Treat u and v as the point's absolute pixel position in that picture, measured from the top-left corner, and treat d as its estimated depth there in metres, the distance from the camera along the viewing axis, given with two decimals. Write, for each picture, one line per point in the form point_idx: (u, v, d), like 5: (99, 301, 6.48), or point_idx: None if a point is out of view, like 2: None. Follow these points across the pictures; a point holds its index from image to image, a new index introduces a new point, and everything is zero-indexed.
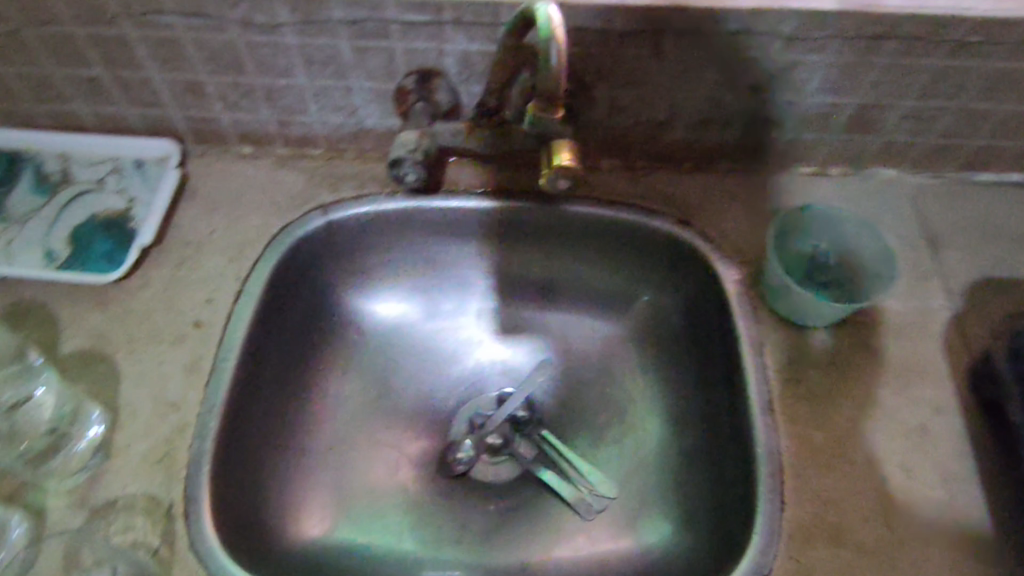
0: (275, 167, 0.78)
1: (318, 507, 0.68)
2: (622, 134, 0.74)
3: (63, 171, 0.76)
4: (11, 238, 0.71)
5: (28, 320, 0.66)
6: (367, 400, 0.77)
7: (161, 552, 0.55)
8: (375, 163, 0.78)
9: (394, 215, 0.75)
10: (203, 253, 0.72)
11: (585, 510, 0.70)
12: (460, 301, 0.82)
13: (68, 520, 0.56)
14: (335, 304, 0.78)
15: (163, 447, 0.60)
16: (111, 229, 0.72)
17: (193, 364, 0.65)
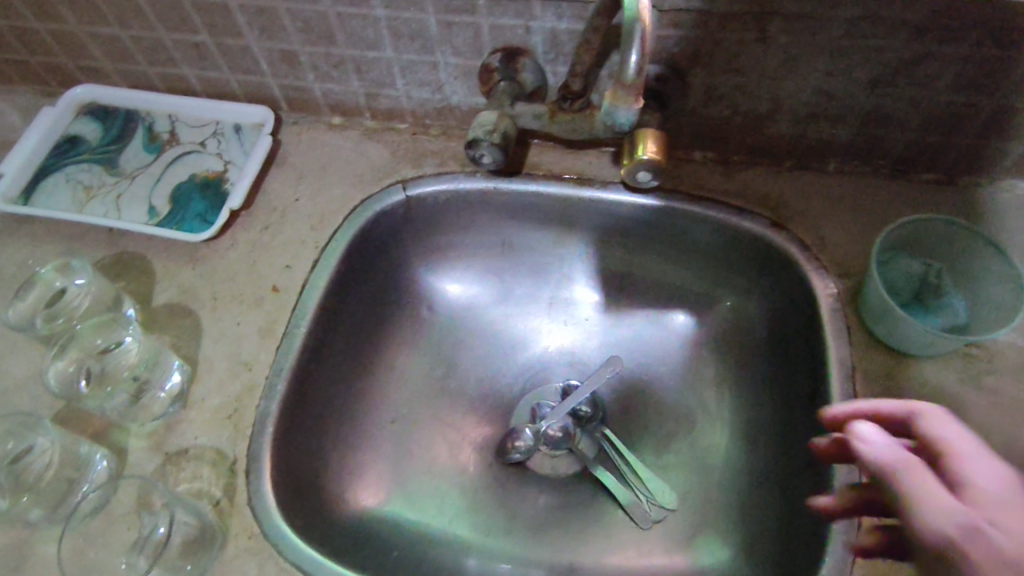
0: (362, 140, 0.79)
1: (376, 477, 0.70)
2: (718, 124, 0.68)
3: (170, 131, 0.81)
4: (121, 192, 0.77)
5: (129, 270, 0.71)
6: (432, 378, 0.77)
7: (222, 504, 0.58)
8: (458, 141, 0.77)
9: (473, 196, 0.75)
10: (287, 220, 0.74)
11: (644, 520, 0.69)
12: (535, 287, 0.81)
13: (146, 462, 0.60)
14: (409, 280, 0.79)
15: (233, 404, 0.63)
16: (207, 190, 0.76)
17: (268, 327, 0.67)
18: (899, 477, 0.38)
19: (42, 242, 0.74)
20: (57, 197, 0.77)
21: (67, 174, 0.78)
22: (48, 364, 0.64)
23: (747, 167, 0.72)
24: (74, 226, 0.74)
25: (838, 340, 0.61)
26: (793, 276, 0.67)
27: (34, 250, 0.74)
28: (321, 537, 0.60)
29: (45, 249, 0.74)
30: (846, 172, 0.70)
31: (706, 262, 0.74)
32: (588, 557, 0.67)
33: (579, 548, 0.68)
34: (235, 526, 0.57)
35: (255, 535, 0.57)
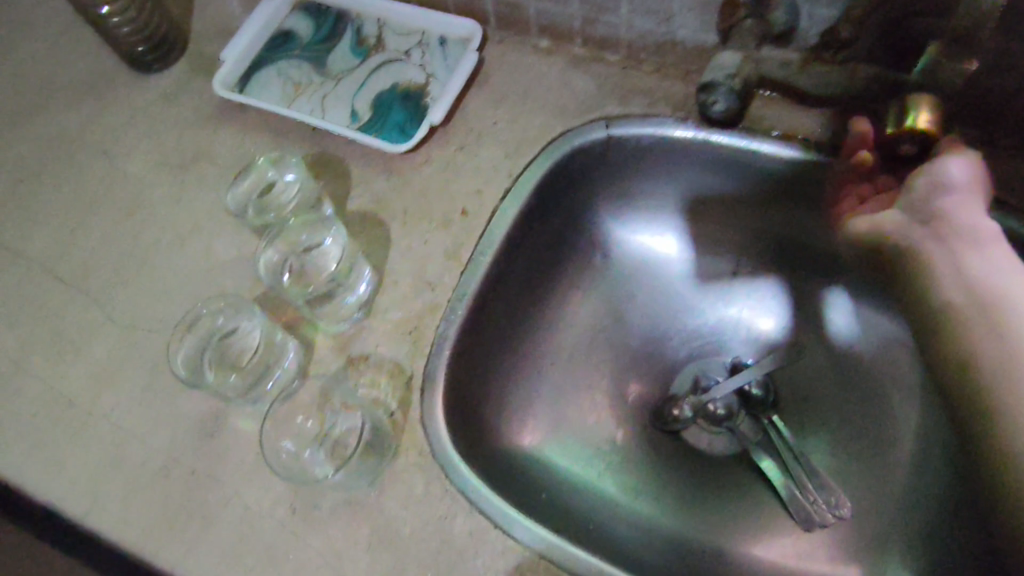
0: (568, 68, 0.74)
1: (534, 418, 0.69)
2: (1001, 105, 0.56)
3: (377, 37, 0.80)
4: (327, 93, 0.77)
5: (327, 171, 0.72)
6: (598, 330, 0.75)
7: (396, 417, 0.59)
8: (673, 81, 0.71)
9: (679, 144, 0.68)
10: (482, 143, 0.72)
11: (808, 516, 0.63)
12: (699, 259, 0.75)
13: (330, 361, 0.63)
14: (593, 223, 0.75)
15: (413, 321, 0.64)
16: (408, 101, 0.75)
17: (454, 250, 0.67)
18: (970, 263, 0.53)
19: (252, 133, 0.77)
20: (270, 88, 0.79)
21: (278, 67, 0.80)
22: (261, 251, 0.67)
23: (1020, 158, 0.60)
24: (282, 122, 0.77)
25: None
26: None
27: (244, 140, 0.77)
28: (481, 465, 0.60)
29: (254, 140, 0.77)
30: None
31: None
32: (740, 546, 0.64)
33: (730, 535, 0.64)
34: (406, 440, 0.59)
35: (424, 453, 0.58)
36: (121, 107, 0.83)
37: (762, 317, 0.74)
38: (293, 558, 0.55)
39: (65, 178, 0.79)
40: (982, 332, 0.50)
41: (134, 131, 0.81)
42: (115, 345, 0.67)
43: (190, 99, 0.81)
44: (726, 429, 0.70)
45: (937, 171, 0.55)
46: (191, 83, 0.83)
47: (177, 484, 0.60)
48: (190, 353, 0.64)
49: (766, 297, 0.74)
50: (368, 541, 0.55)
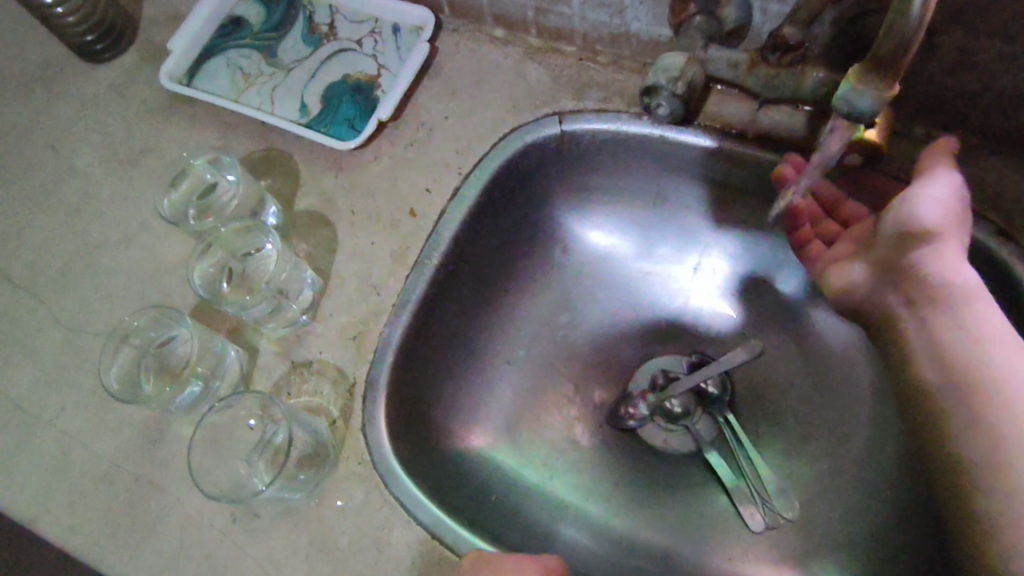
0: (522, 59, 0.71)
1: (485, 419, 0.69)
2: (961, 98, 0.54)
3: (329, 24, 0.77)
4: (276, 85, 0.75)
5: (275, 168, 0.71)
6: (555, 328, 0.74)
7: (338, 424, 0.59)
8: (629, 75, 0.68)
9: (635, 140, 0.66)
10: (432, 138, 0.70)
11: (760, 517, 0.63)
12: (676, 239, 0.72)
13: (274, 366, 0.62)
14: (550, 219, 0.74)
15: (358, 326, 0.63)
16: (358, 94, 0.73)
17: (401, 253, 0.65)
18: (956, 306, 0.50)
19: (200, 128, 0.75)
20: (218, 79, 0.77)
21: (228, 57, 0.78)
22: (196, 261, 0.66)
23: (982, 155, 0.57)
24: (230, 115, 0.75)
25: None
26: (1015, 300, 0.53)
27: (192, 134, 0.75)
28: (424, 470, 0.60)
29: (202, 135, 0.75)
30: None
31: None
32: (688, 550, 0.63)
33: (678, 539, 0.64)
34: (346, 448, 0.58)
35: (365, 462, 0.58)
36: (70, 99, 0.81)
37: (720, 316, 0.72)
38: (233, 566, 0.55)
39: (13, 174, 0.77)
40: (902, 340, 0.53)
41: (82, 124, 0.79)
42: (62, 349, 0.67)
43: (139, 91, 0.79)
44: (682, 427, 0.69)
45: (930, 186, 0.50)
46: (139, 74, 0.80)
47: (119, 492, 0.60)
48: (123, 368, 0.63)
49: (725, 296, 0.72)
50: (307, 551, 0.55)
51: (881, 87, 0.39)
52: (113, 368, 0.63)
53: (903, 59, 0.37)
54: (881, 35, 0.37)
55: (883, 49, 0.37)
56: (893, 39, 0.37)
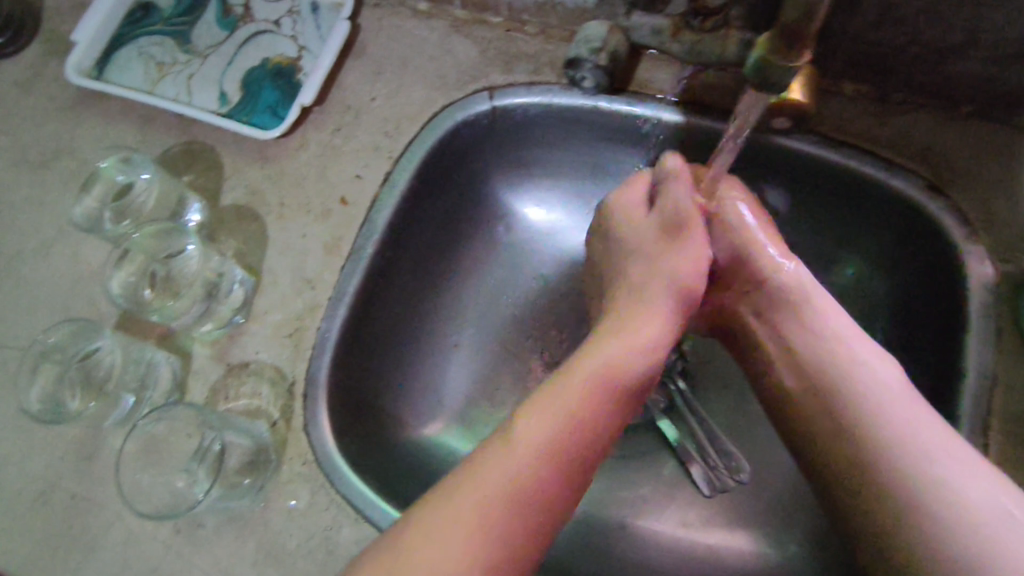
0: (449, 33, 0.69)
1: (434, 406, 0.67)
2: (887, 53, 0.54)
3: (245, 5, 0.73)
4: (192, 73, 0.71)
5: (197, 161, 0.68)
6: (503, 306, 0.71)
7: (278, 426, 0.57)
8: (559, 44, 0.65)
9: (567, 111, 0.64)
10: (360, 121, 0.67)
11: (727, 476, 0.63)
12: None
13: (208, 370, 0.60)
14: (488, 197, 0.72)
15: (294, 322, 0.61)
16: (279, 79, 0.69)
17: (334, 244, 0.63)
18: (825, 325, 0.53)
19: (116, 123, 0.71)
20: (130, 70, 0.72)
21: (139, 46, 0.73)
22: (111, 271, 0.62)
23: (910, 110, 0.57)
24: (146, 108, 0.71)
25: (982, 346, 0.50)
26: (948, 255, 0.53)
27: (107, 130, 0.71)
28: (373, 464, 0.58)
29: (118, 131, 0.71)
30: None
31: (837, 218, 0.60)
32: (644, 522, 0.63)
33: (633, 509, 0.64)
34: (289, 448, 0.57)
35: (309, 461, 0.56)
36: None
37: None
38: None
39: None
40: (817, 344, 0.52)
41: None
42: None
43: (47, 87, 0.74)
44: None
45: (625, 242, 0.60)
46: (46, 68, 0.75)
47: (56, 512, 0.57)
48: (46, 387, 0.60)
49: None
50: (254, 557, 0.54)
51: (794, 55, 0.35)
52: (33, 390, 0.61)
53: (810, 30, 0.33)
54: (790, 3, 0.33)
55: (789, 19, 0.33)
56: (799, 8, 0.32)
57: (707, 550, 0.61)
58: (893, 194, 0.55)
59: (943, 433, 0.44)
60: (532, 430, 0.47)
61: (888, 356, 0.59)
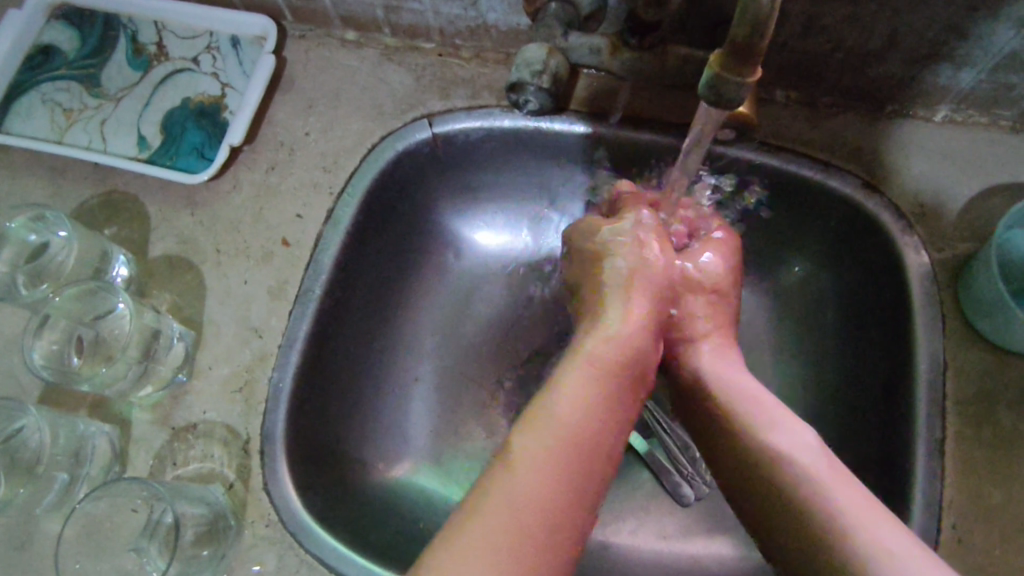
0: (380, 62, 0.67)
1: (400, 448, 0.64)
2: (814, 60, 0.56)
3: (157, 43, 0.69)
4: (105, 118, 0.66)
5: (120, 212, 0.63)
6: (459, 336, 0.69)
7: (235, 488, 0.54)
8: (494, 67, 0.65)
9: (509, 135, 0.63)
10: (295, 157, 0.64)
11: (700, 481, 0.63)
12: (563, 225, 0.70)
13: (153, 437, 0.55)
14: (434, 225, 0.70)
15: (243, 375, 0.57)
16: (203, 118, 0.66)
17: (279, 288, 0.60)
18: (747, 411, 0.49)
19: (22, 178, 0.66)
20: (34, 120, 0.67)
21: (42, 92, 0.68)
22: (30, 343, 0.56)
23: (838, 112, 0.59)
24: (55, 159, 0.65)
25: (929, 332, 0.52)
26: (889, 250, 0.56)
27: (14, 185, 0.65)
28: (342, 514, 0.55)
29: (27, 186, 0.65)
30: (957, 122, 0.58)
31: (778, 222, 0.62)
32: (625, 540, 0.62)
33: (612, 528, 0.63)
34: (250, 511, 0.53)
35: (273, 523, 0.53)
36: None
37: None
38: None
39: None
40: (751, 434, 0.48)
41: None
42: None
43: None
44: None
45: (641, 260, 0.55)
46: None
47: None
48: None
49: None
50: None
51: (745, 69, 0.35)
52: None
53: (759, 47, 0.34)
54: (738, 19, 0.33)
55: (739, 34, 0.33)
56: (747, 25, 0.33)
57: (690, 558, 0.60)
58: (832, 192, 0.57)
59: (879, 517, 0.40)
60: (577, 408, 0.47)
61: (840, 349, 0.61)
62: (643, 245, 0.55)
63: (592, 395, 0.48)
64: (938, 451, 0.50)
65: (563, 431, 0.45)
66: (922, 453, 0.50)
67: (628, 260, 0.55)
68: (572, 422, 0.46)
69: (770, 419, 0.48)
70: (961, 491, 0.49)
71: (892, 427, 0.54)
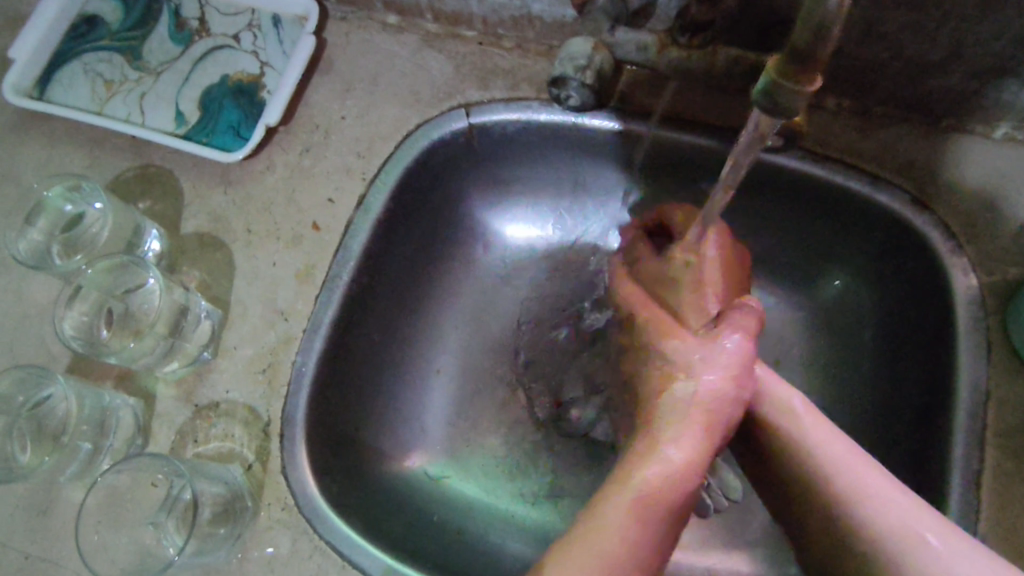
0: (421, 48, 0.66)
1: (418, 439, 0.64)
2: (869, 66, 0.53)
3: (200, 17, 0.69)
4: (145, 91, 0.67)
5: (154, 187, 0.63)
6: (483, 330, 0.69)
7: (253, 470, 0.54)
8: (536, 58, 0.63)
9: (547, 129, 0.62)
10: (330, 141, 0.64)
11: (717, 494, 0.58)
12: (600, 233, 0.69)
13: (175, 412, 0.56)
14: (465, 217, 0.69)
15: (267, 357, 0.57)
16: (240, 97, 0.65)
17: (307, 272, 0.60)
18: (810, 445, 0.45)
19: (60, 148, 0.66)
20: (75, 89, 0.67)
21: (84, 63, 0.68)
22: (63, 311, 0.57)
23: (890, 123, 0.57)
24: (94, 129, 0.66)
25: (973, 360, 0.50)
26: (933, 271, 0.54)
27: (53, 153, 0.66)
28: (358, 502, 0.55)
29: (66, 156, 0.66)
30: (1018, 140, 0.55)
31: (818, 234, 0.60)
32: None
33: None
34: (266, 493, 0.53)
35: (288, 507, 0.53)
36: None
37: None
38: None
39: None
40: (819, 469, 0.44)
41: None
42: None
43: None
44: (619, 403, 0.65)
45: (705, 376, 0.46)
46: None
47: None
48: None
49: None
50: None
51: (805, 79, 0.33)
52: None
53: (820, 55, 0.32)
54: (800, 26, 0.31)
55: (799, 41, 0.31)
56: (809, 31, 0.31)
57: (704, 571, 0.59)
58: (878, 207, 0.55)
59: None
60: (624, 508, 0.42)
61: (875, 368, 0.59)
62: (713, 353, 0.46)
63: (636, 523, 0.42)
64: (973, 484, 0.48)
65: (606, 535, 0.41)
66: (957, 484, 0.48)
67: (693, 371, 0.46)
68: (626, 531, 0.42)
69: (835, 458, 0.44)
70: (996, 526, 0.47)
71: (927, 455, 0.52)
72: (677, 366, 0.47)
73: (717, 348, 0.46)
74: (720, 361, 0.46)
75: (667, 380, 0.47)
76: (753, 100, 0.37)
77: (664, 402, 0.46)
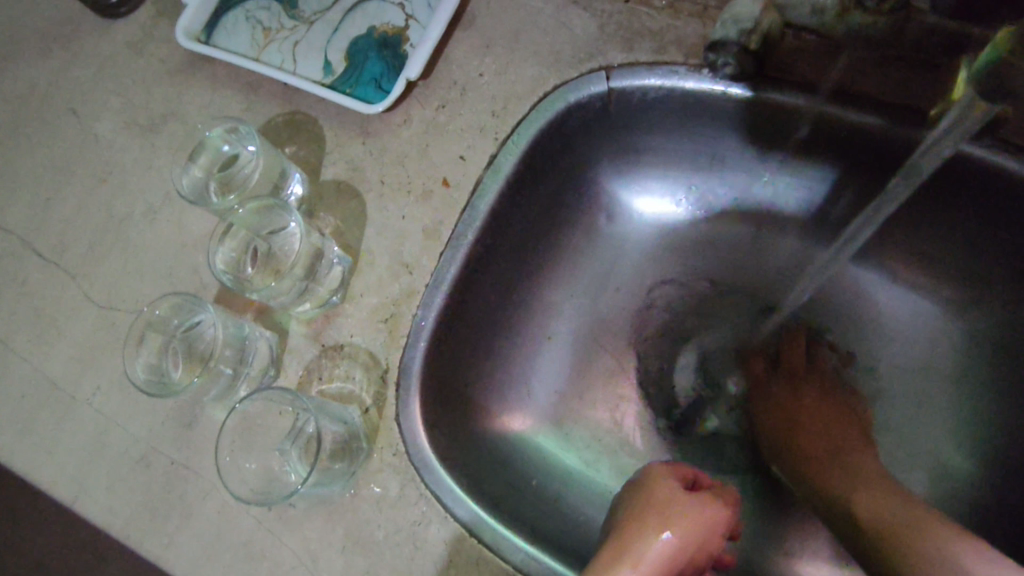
0: (565, 5, 0.63)
1: (525, 404, 0.64)
2: None
3: None
4: (297, 40, 0.69)
5: (300, 133, 0.66)
6: (599, 301, 0.68)
7: (370, 413, 0.56)
8: (688, 20, 0.59)
9: (693, 98, 0.58)
10: (466, 97, 0.64)
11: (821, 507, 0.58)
12: (734, 205, 0.66)
13: (304, 349, 0.59)
14: (593, 184, 0.67)
15: (390, 307, 0.59)
16: (385, 49, 0.66)
17: (434, 228, 0.61)
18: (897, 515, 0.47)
19: (221, 90, 0.70)
20: (236, 35, 0.71)
21: (246, 10, 0.72)
22: (215, 246, 0.62)
23: None
24: (251, 75, 0.70)
25: None
26: None
27: (213, 95, 0.70)
28: (462, 457, 0.57)
29: (226, 98, 0.70)
30: None
31: (993, 233, 0.53)
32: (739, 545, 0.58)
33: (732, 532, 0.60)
34: (380, 437, 0.56)
35: (399, 453, 0.55)
36: (89, 59, 0.76)
37: (783, 278, 0.66)
38: (270, 555, 0.54)
39: (35, 141, 0.75)
40: (908, 526, 0.45)
41: (101, 84, 0.75)
42: (95, 325, 0.65)
43: (158, 49, 0.74)
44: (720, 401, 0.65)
45: (692, 514, 0.47)
46: (157, 28, 0.75)
47: (155, 475, 0.59)
48: (151, 356, 0.62)
49: (792, 258, 0.65)
50: (342, 543, 0.53)
51: None
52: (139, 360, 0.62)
53: None
54: None
55: None
56: None
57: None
58: None
59: None
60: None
61: None
62: (703, 502, 0.48)
63: None
64: None
65: None
66: None
67: (678, 511, 0.47)
68: None
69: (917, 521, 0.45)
70: None
71: None
72: (662, 499, 0.48)
73: (705, 503, 0.48)
74: (705, 514, 0.47)
75: (653, 503, 0.48)
76: (974, 73, 0.38)
77: (649, 514, 0.47)
